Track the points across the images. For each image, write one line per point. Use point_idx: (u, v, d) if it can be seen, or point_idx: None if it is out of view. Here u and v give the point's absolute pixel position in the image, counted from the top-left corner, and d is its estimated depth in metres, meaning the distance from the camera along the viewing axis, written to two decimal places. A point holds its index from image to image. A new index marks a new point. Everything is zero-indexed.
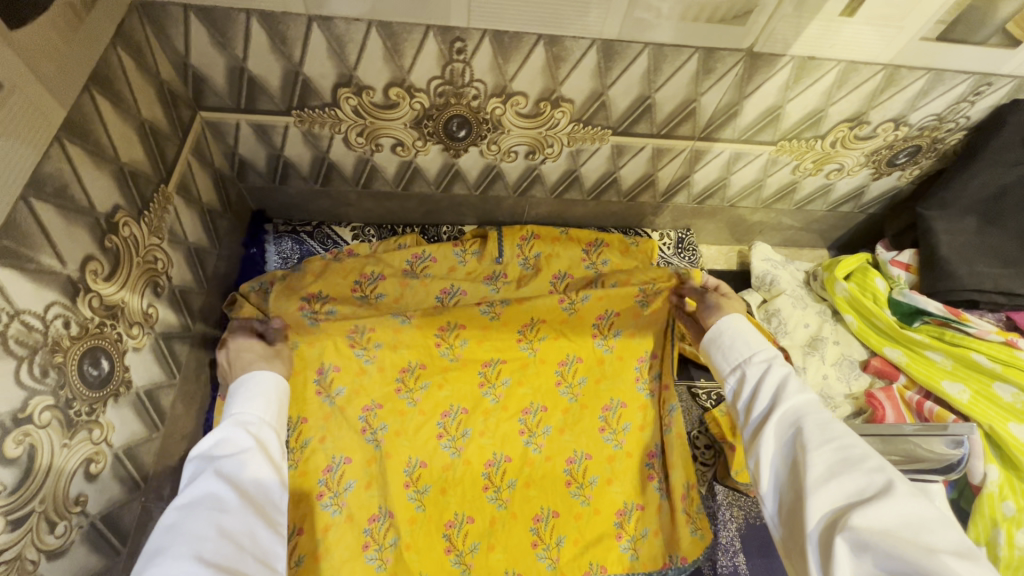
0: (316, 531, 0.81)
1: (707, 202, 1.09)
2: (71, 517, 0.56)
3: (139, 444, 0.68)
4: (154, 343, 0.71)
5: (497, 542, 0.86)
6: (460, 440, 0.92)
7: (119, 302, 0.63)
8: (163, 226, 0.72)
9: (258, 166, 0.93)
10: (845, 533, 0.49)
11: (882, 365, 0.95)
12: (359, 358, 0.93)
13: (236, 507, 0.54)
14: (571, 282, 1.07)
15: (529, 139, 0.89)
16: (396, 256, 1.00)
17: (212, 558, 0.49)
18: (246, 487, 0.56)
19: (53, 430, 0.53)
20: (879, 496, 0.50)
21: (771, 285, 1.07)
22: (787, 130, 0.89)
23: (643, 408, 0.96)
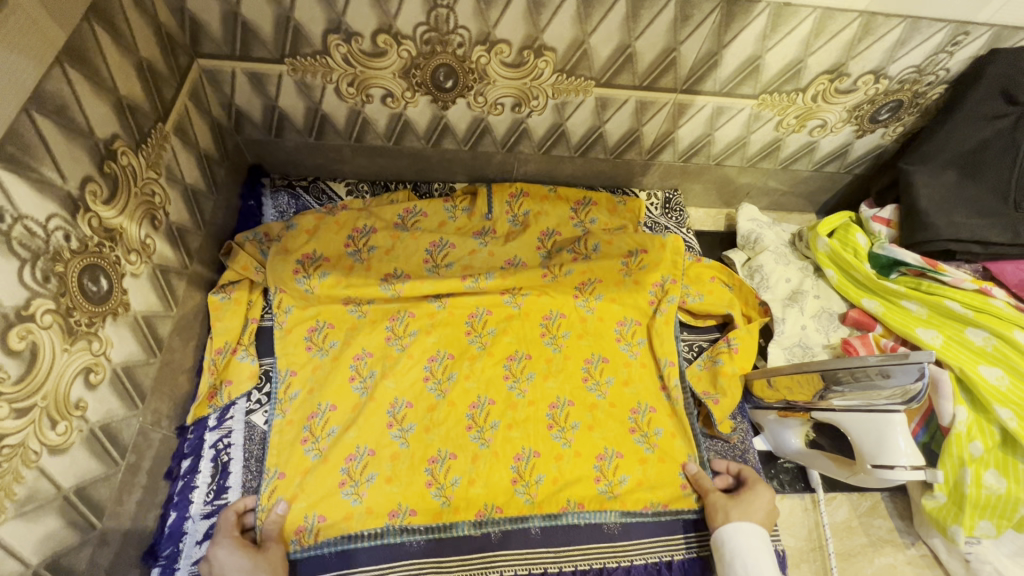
0: (297, 473, 0.85)
1: (692, 161, 1.11)
2: (71, 418, 0.60)
3: (137, 366, 0.72)
4: (152, 273, 0.75)
5: (478, 480, 0.88)
6: (446, 383, 0.95)
7: (117, 227, 0.67)
8: (161, 162, 0.76)
9: (255, 118, 0.96)
10: None
11: (861, 316, 0.97)
12: (353, 314, 0.98)
13: None
14: (559, 239, 1.09)
15: (515, 90, 0.92)
16: (389, 211, 1.06)
17: None
18: None
19: (54, 333, 0.57)
20: None
21: (755, 243, 1.10)
22: (768, 83, 0.91)
23: (628, 365, 0.99)
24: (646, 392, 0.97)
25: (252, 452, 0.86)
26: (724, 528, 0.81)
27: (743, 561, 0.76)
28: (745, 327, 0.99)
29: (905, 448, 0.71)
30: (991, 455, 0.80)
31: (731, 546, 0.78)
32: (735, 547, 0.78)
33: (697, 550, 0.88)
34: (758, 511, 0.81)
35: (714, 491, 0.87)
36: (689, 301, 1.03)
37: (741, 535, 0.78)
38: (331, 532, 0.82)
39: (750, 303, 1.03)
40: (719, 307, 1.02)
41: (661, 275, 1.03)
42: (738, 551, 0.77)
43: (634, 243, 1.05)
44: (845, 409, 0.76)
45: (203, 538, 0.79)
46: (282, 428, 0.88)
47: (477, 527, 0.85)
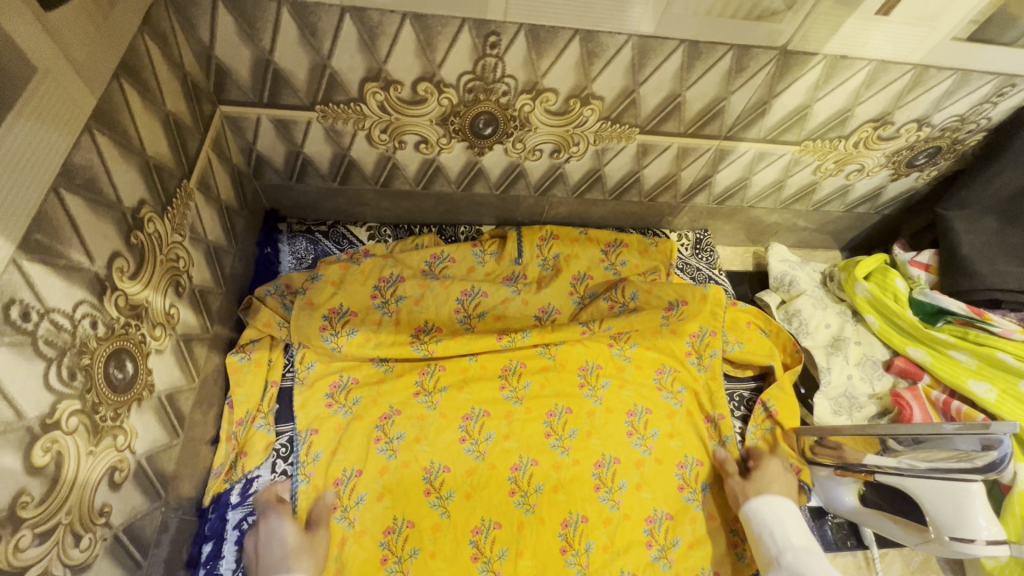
0: (333, 547, 0.79)
1: (726, 203, 1.08)
2: (96, 528, 0.53)
3: (160, 451, 0.65)
4: (175, 345, 0.68)
5: (525, 550, 0.82)
6: (483, 444, 0.89)
7: (143, 302, 0.60)
8: (185, 223, 0.69)
9: (276, 164, 0.90)
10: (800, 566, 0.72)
11: (906, 365, 0.95)
12: (379, 368, 0.93)
13: None
14: (592, 284, 1.05)
15: (555, 137, 0.88)
16: (415, 257, 1.01)
17: None
18: None
19: (79, 436, 0.50)
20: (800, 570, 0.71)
21: (790, 286, 1.08)
22: (813, 130, 0.89)
23: (670, 416, 0.96)
24: (691, 445, 0.94)
25: None
26: None
27: (773, 531, 0.78)
28: (780, 385, 0.96)
29: (985, 523, 0.68)
30: None
31: (759, 519, 0.80)
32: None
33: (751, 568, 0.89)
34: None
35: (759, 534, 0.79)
36: (730, 350, 1.01)
37: (768, 506, 0.81)
38: None
39: (788, 350, 1.01)
40: (761, 357, 1.00)
41: (699, 326, 1.02)
42: (767, 523, 0.79)
43: (674, 293, 1.00)
44: (913, 475, 0.73)
45: None
46: (309, 495, 0.82)
47: None
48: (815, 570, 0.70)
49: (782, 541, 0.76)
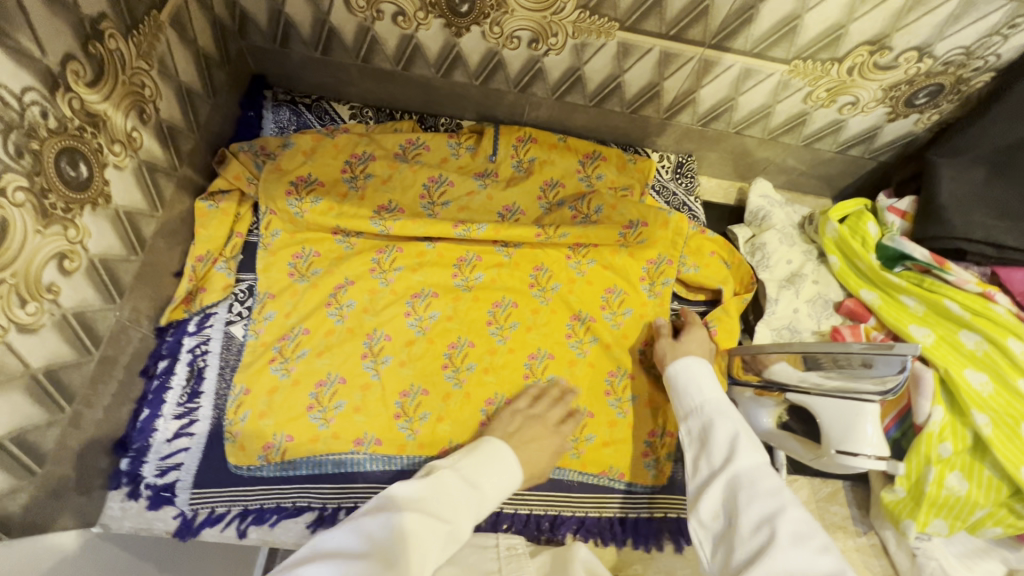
0: (263, 391, 0.84)
1: (711, 125, 1.05)
2: (43, 300, 0.61)
3: (117, 260, 0.72)
4: (137, 168, 0.73)
5: (447, 417, 0.89)
6: (427, 320, 0.94)
7: (101, 113, 0.65)
8: (153, 54, 0.73)
9: (260, 23, 0.92)
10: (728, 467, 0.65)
11: (856, 307, 0.95)
12: (340, 245, 0.96)
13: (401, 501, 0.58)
14: (562, 191, 1.06)
15: (533, 24, 0.86)
16: (390, 139, 1.03)
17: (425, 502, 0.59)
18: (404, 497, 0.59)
19: (27, 213, 0.56)
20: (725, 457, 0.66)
21: (762, 221, 1.07)
22: (803, 48, 0.85)
23: (609, 332, 0.97)
24: (625, 357, 0.96)
25: (228, 361, 0.87)
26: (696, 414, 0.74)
27: (700, 404, 0.74)
28: (724, 308, 0.98)
29: (872, 437, 0.72)
30: (959, 457, 0.81)
31: (679, 378, 0.79)
32: (685, 380, 0.78)
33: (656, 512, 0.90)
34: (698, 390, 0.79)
35: (663, 337, 0.90)
36: (684, 273, 1.01)
37: (686, 370, 0.79)
38: (295, 452, 0.82)
39: (744, 282, 1.01)
40: (712, 282, 1.01)
41: (656, 254, 1.00)
42: (681, 387, 0.78)
43: (637, 213, 1.02)
44: (818, 393, 0.76)
45: (173, 437, 0.81)
46: (256, 348, 0.87)
47: (439, 462, 0.86)
48: (719, 430, 0.69)
49: (699, 398, 0.75)
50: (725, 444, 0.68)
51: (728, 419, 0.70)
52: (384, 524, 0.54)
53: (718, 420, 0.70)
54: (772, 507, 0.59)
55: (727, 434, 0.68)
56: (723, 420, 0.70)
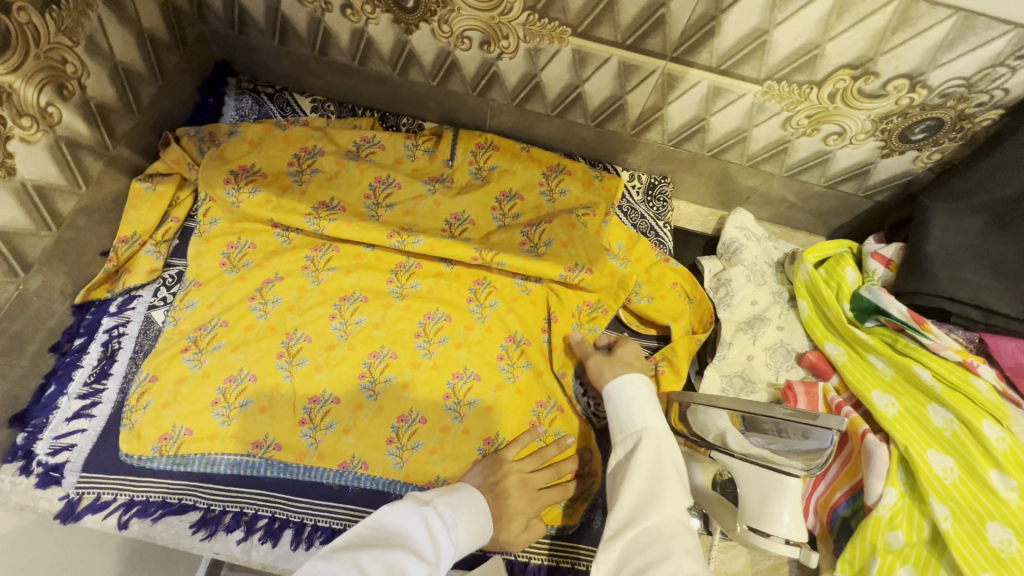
0: (170, 381, 0.82)
1: (684, 146, 0.97)
2: None
3: (21, 234, 0.72)
4: (53, 144, 0.73)
5: (355, 430, 0.83)
6: (352, 326, 0.88)
7: (5, 85, 0.64)
8: (79, 30, 0.72)
9: (216, 8, 0.91)
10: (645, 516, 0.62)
11: (818, 360, 0.85)
12: (278, 238, 0.93)
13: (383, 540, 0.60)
14: (518, 204, 1.00)
15: (481, 24, 0.81)
16: (345, 135, 1.00)
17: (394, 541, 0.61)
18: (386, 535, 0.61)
19: None
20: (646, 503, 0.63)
21: (733, 254, 0.97)
22: (775, 68, 0.76)
23: (544, 356, 0.92)
24: (557, 387, 0.90)
25: (142, 346, 0.85)
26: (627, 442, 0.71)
27: (633, 425, 0.72)
28: (672, 346, 0.89)
29: (788, 521, 0.62)
30: (912, 550, 0.69)
31: (620, 398, 0.75)
32: (624, 399, 0.75)
33: (565, 562, 0.83)
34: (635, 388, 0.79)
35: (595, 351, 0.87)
36: (636, 302, 0.94)
37: (627, 388, 0.76)
38: (191, 447, 0.79)
39: (702, 320, 0.92)
40: (664, 316, 0.92)
41: (596, 298, 0.94)
42: (621, 408, 0.74)
43: (585, 256, 0.92)
44: (740, 456, 0.67)
45: (72, 417, 0.80)
46: (171, 336, 0.85)
47: (337, 476, 0.81)
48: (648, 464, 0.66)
49: (634, 425, 0.72)
50: (647, 485, 0.64)
51: (663, 463, 0.66)
52: (385, 556, 0.57)
53: (648, 457, 0.67)
54: (687, 567, 0.56)
55: (650, 476, 0.65)
56: (655, 459, 0.67)
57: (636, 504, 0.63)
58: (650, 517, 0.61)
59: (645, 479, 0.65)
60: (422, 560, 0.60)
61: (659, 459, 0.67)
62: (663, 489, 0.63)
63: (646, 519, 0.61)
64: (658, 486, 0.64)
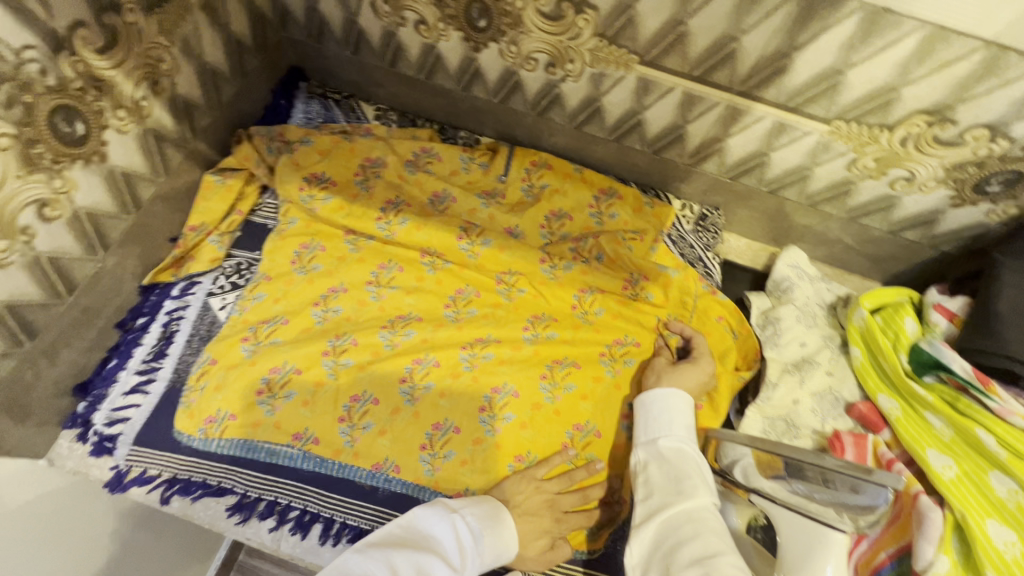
0: (225, 364, 0.86)
1: (741, 180, 0.96)
2: (16, 241, 0.65)
3: (104, 216, 0.76)
4: (141, 135, 0.78)
5: (388, 433, 0.85)
6: (400, 336, 0.91)
7: (108, 79, 0.69)
8: (177, 32, 0.77)
9: (298, 18, 0.97)
10: (671, 509, 0.62)
11: (868, 412, 0.80)
12: (347, 246, 0.96)
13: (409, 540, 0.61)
14: (567, 224, 1.01)
15: (549, 47, 0.83)
16: (405, 146, 1.04)
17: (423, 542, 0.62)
18: (410, 535, 0.62)
19: (10, 158, 0.61)
20: (671, 496, 0.63)
21: (783, 293, 0.96)
22: (845, 108, 0.75)
23: (599, 382, 0.90)
24: (600, 414, 0.89)
25: (199, 330, 0.89)
26: (648, 442, 0.71)
27: (654, 428, 0.72)
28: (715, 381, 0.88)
29: None
30: None
31: (644, 408, 0.74)
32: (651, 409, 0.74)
33: None
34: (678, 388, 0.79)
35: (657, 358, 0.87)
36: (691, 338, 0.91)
37: (658, 399, 0.73)
38: (234, 432, 0.82)
39: (746, 357, 0.91)
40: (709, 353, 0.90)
41: (669, 313, 0.94)
42: (647, 413, 0.73)
43: (639, 266, 0.97)
44: (784, 504, 0.66)
45: (130, 391, 0.84)
46: (236, 322, 0.90)
47: (368, 477, 0.82)
48: (672, 464, 0.66)
49: (658, 431, 0.71)
50: (670, 483, 0.65)
51: (686, 461, 0.67)
52: (416, 558, 0.58)
53: (670, 459, 0.67)
54: (715, 547, 0.57)
55: (675, 472, 0.65)
56: (679, 458, 0.67)
57: (662, 499, 0.64)
58: (675, 509, 0.62)
59: (670, 475, 0.65)
60: (450, 565, 0.61)
61: (682, 461, 0.66)
62: (687, 483, 0.64)
63: (672, 509, 0.62)
64: (684, 481, 0.64)
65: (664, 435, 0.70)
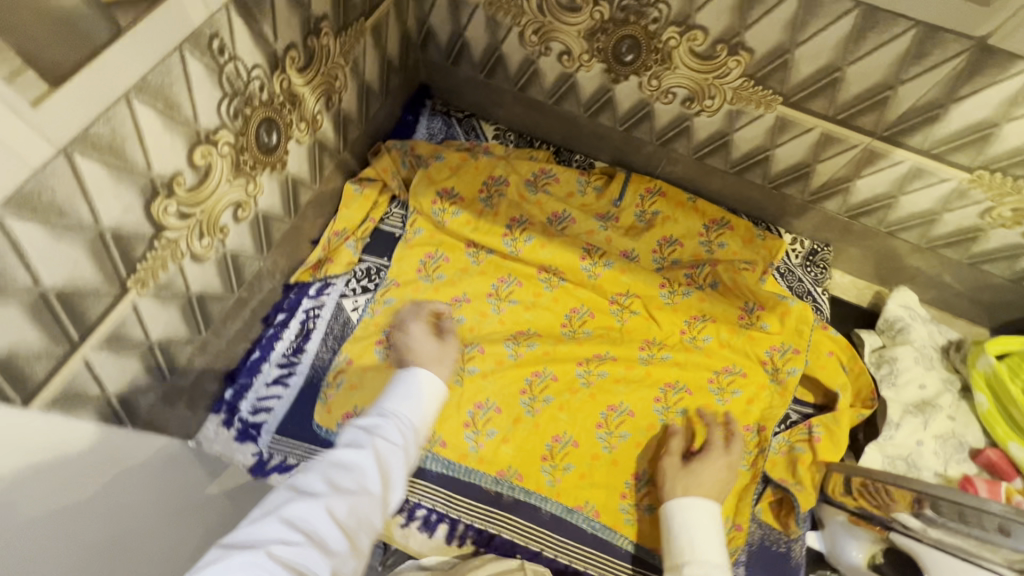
0: (360, 364, 0.90)
1: (860, 219, 0.98)
2: (215, 238, 0.71)
3: (274, 218, 0.82)
4: (311, 145, 0.83)
5: (511, 441, 0.89)
6: (523, 347, 0.94)
7: (300, 94, 0.75)
8: (352, 53, 0.83)
9: (440, 41, 1.03)
10: None
11: (998, 459, 0.82)
12: (469, 258, 1.00)
13: (320, 473, 0.55)
14: (678, 250, 1.04)
15: (693, 83, 0.87)
16: (526, 166, 1.08)
17: (336, 480, 0.55)
18: (340, 463, 0.56)
19: (226, 164, 0.67)
20: None
21: (898, 332, 0.96)
22: (993, 158, 0.77)
23: (710, 408, 0.91)
24: (713, 438, 0.89)
25: (332, 330, 0.94)
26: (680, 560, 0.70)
27: (689, 538, 0.72)
28: (834, 415, 0.89)
29: None
30: None
31: (675, 520, 0.74)
32: (683, 522, 0.74)
33: None
34: (707, 484, 0.78)
35: (672, 455, 0.84)
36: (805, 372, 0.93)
37: (685, 512, 0.75)
38: None
39: (861, 394, 0.91)
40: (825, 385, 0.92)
41: (782, 340, 0.95)
42: (678, 527, 0.74)
43: (756, 295, 0.97)
44: (932, 544, 0.71)
45: (272, 382, 0.89)
46: (367, 324, 0.93)
47: (494, 482, 0.86)
48: None
49: (692, 547, 0.71)
50: None
51: None
52: (324, 472, 0.55)
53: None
54: None
55: None
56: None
57: None
58: None
59: None
60: None
61: None
62: None
63: None
64: None
65: (695, 555, 0.70)
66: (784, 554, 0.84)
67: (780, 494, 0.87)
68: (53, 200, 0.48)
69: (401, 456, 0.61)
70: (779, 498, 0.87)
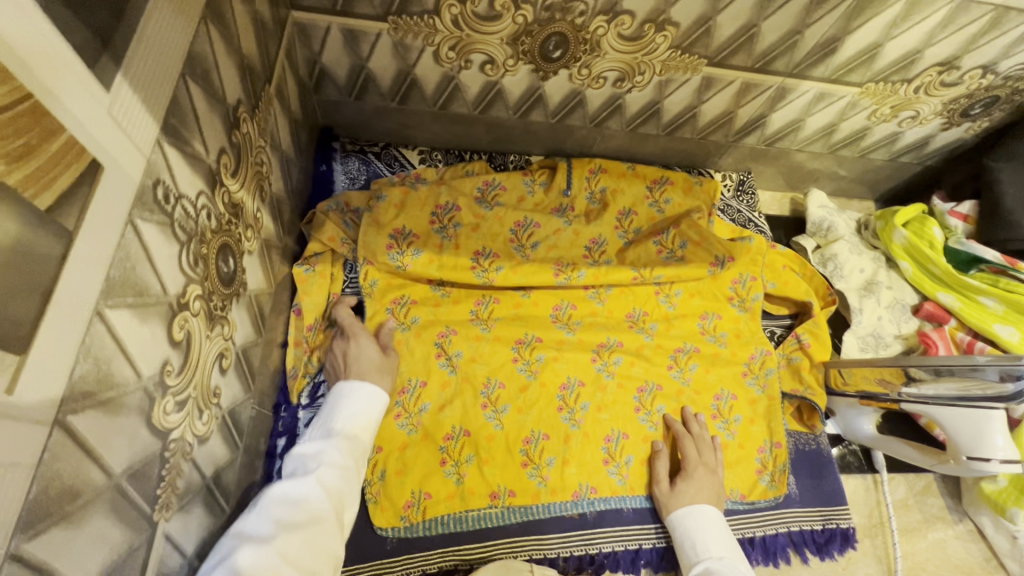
0: (393, 449, 0.84)
1: (775, 145, 1.09)
2: (211, 407, 0.58)
3: (250, 347, 0.69)
4: (260, 249, 0.70)
5: (573, 460, 0.88)
6: (534, 364, 0.92)
7: (240, 201, 0.62)
8: (267, 128, 0.70)
9: (338, 78, 0.90)
10: None
11: (934, 309, 1.01)
12: (437, 291, 0.95)
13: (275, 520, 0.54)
14: (636, 219, 1.07)
15: (623, 64, 0.87)
16: (468, 184, 1.01)
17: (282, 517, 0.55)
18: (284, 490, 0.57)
19: (201, 320, 0.53)
20: None
21: (828, 232, 1.10)
22: (879, 71, 0.89)
23: (714, 353, 1.00)
24: (726, 379, 0.98)
25: None
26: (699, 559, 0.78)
27: (693, 542, 0.81)
28: (814, 321, 1.02)
29: (1002, 443, 0.78)
30: None
31: (682, 528, 0.82)
32: (687, 529, 0.82)
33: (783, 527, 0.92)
34: (699, 494, 0.85)
35: (660, 481, 0.88)
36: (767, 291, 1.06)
37: (691, 517, 0.82)
38: (437, 509, 0.82)
39: (821, 293, 1.05)
40: (797, 298, 1.04)
41: (739, 273, 1.04)
42: (688, 532, 0.82)
43: (723, 248, 1.01)
44: (939, 402, 0.81)
45: None
46: None
47: (574, 506, 0.86)
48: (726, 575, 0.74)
49: (701, 549, 0.79)
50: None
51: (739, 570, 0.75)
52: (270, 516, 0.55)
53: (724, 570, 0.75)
54: None
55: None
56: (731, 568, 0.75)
57: None
58: None
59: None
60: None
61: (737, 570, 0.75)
62: None
63: None
64: None
65: (706, 554, 0.78)
66: (816, 449, 0.98)
67: (797, 403, 1.00)
68: (63, 484, 0.35)
69: (348, 479, 0.63)
70: (797, 407, 1.01)
